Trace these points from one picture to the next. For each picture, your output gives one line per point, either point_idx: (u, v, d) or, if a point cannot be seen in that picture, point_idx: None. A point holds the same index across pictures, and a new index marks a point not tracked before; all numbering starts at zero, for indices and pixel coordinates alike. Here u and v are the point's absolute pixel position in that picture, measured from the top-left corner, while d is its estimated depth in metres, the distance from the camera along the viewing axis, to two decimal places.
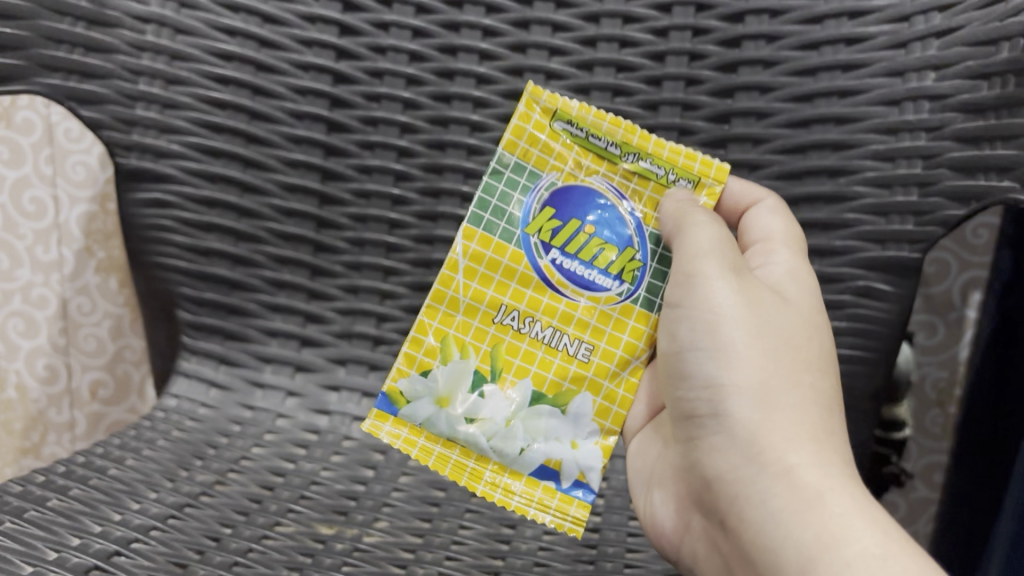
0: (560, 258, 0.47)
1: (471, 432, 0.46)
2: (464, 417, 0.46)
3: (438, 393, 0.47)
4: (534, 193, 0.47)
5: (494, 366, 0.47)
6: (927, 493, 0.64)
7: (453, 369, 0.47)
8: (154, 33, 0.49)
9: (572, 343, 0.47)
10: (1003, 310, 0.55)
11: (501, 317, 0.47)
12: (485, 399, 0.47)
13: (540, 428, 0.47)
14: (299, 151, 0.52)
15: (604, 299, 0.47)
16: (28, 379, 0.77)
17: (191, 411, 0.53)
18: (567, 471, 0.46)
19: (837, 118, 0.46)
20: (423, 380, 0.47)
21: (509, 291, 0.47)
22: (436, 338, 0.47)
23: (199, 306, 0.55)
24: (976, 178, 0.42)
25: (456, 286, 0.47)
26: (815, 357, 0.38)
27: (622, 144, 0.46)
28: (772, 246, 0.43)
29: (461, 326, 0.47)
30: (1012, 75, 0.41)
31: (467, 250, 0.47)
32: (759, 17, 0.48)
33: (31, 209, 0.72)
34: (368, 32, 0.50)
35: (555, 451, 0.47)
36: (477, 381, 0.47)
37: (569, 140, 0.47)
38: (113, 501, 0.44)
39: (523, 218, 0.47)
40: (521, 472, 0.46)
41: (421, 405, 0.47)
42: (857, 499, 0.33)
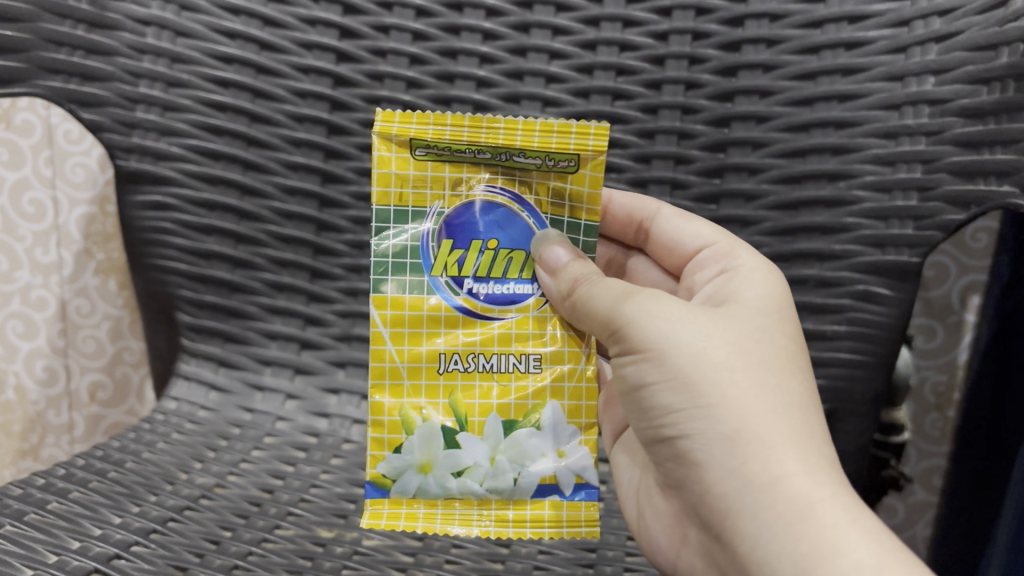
0: (476, 286, 0.43)
1: (464, 482, 0.42)
2: (451, 472, 0.42)
3: (419, 460, 0.42)
4: (427, 232, 0.43)
5: (457, 414, 0.42)
6: (925, 496, 0.66)
7: (422, 434, 0.42)
8: (154, 35, 0.49)
9: (519, 360, 0.43)
10: (1003, 314, 0.54)
11: (444, 364, 0.42)
12: (461, 447, 0.42)
13: (524, 453, 0.42)
14: (299, 153, 0.52)
15: (531, 304, 0.43)
16: (27, 382, 0.76)
17: (191, 414, 0.53)
18: (564, 479, 0.42)
19: (836, 122, 0.46)
20: (399, 454, 0.42)
21: (441, 336, 0.43)
22: (394, 412, 0.42)
23: (199, 309, 0.55)
24: (976, 183, 0.41)
25: (390, 356, 0.43)
26: (784, 352, 0.36)
27: (489, 146, 0.41)
28: (723, 248, 0.43)
29: (410, 388, 0.43)
30: (1012, 80, 0.40)
31: (387, 317, 0.42)
32: (759, 21, 0.47)
33: (31, 211, 0.72)
34: (369, 36, 0.50)
35: (547, 468, 0.42)
36: (448, 433, 0.42)
37: (436, 162, 0.42)
38: (112, 504, 0.44)
39: (425, 260, 0.43)
40: (523, 501, 0.42)
41: (408, 478, 0.42)
42: (849, 505, 0.31)
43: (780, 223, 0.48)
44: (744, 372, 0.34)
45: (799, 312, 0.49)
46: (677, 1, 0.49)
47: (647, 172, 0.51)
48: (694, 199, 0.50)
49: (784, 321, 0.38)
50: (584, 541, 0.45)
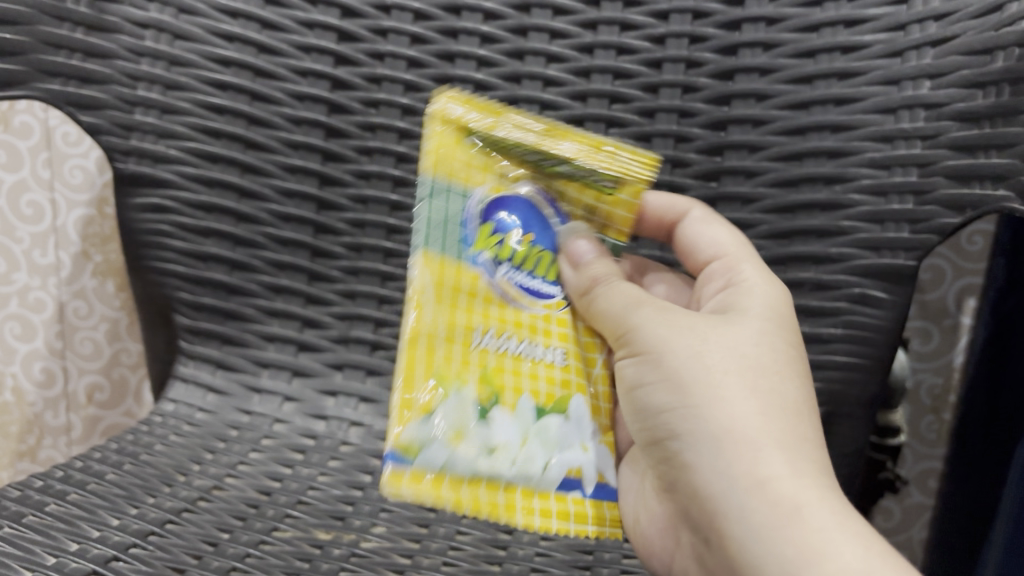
0: (511, 272, 0.43)
1: (495, 461, 0.39)
2: (483, 449, 0.39)
3: (449, 429, 0.39)
4: (469, 212, 0.42)
5: (492, 391, 0.40)
6: (921, 499, 0.68)
7: (457, 404, 0.39)
8: (153, 38, 0.50)
9: (548, 351, 0.43)
10: (999, 318, 0.54)
11: (478, 338, 0.41)
12: (494, 424, 0.40)
13: (553, 440, 0.41)
14: (297, 156, 0.52)
15: (555, 304, 0.44)
16: (25, 383, 0.76)
17: (188, 416, 0.53)
18: (588, 475, 0.42)
19: (832, 126, 0.46)
20: (427, 424, 0.38)
21: (478, 313, 0.42)
22: (429, 376, 0.39)
23: (197, 311, 0.55)
24: (972, 186, 0.41)
25: (427, 320, 0.40)
26: (781, 358, 0.36)
27: (543, 150, 0.43)
28: (733, 261, 0.42)
29: (442, 357, 0.40)
30: (1007, 84, 0.40)
31: (431, 280, 0.40)
32: (756, 25, 0.48)
33: (29, 213, 0.72)
34: (367, 38, 0.51)
35: (574, 458, 0.41)
36: (483, 408, 0.40)
37: (487, 153, 0.43)
38: (111, 506, 0.44)
39: (466, 236, 0.42)
40: (550, 491, 0.40)
41: (435, 450, 0.38)
42: (837, 508, 0.31)
43: (775, 227, 0.49)
44: (738, 375, 0.35)
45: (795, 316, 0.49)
46: (674, 5, 0.49)
47: None
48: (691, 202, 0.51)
49: (782, 330, 0.38)
50: (581, 543, 0.45)
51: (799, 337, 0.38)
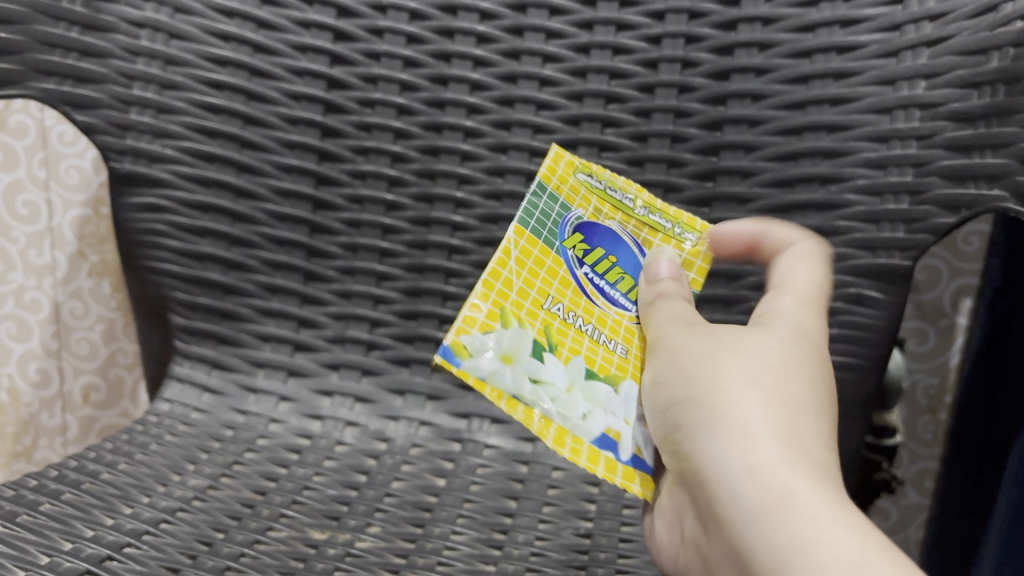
0: (592, 276, 0.45)
1: (536, 391, 0.41)
2: (527, 378, 0.41)
3: (501, 351, 0.42)
4: (566, 220, 0.45)
5: (550, 339, 0.43)
6: (917, 499, 0.67)
7: (515, 333, 0.42)
8: (148, 37, 0.50)
9: (612, 342, 0.44)
10: (995, 318, 0.54)
11: (547, 304, 0.43)
12: (545, 363, 0.42)
13: (600, 399, 0.42)
14: (293, 156, 0.52)
15: (628, 316, 0.45)
16: (21, 384, 0.76)
17: (184, 416, 0.53)
18: (626, 443, 0.41)
19: (828, 126, 0.46)
20: (483, 338, 0.41)
21: (557, 284, 0.44)
22: (494, 304, 0.42)
23: (193, 311, 0.55)
24: (967, 186, 0.41)
25: (509, 269, 0.43)
26: (795, 363, 0.36)
27: (637, 198, 0.46)
28: (785, 292, 0.40)
29: (510, 299, 0.43)
30: (1002, 84, 0.40)
31: (518, 243, 0.44)
32: (751, 25, 0.48)
33: (25, 213, 0.71)
34: (363, 38, 0.51)
35: (615, 424, 0.41)
36: (538, 346, 0.42)
37: (589, 190, 0.45)
38: (105, 505, 0.44)
39: (560, 232, 0.45)
40: (583, 439, 0.41)
41: (483, 360, 0.41)
42: (829, 499, 0.30)
43: None
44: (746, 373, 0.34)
45: None
46: (670, 5, 0.49)
47: (639, 176, 0.51)
48: (686, 203, 0.50)
49: (809, 337, 0.37)
50: (576, 543, 0.45)
51: (825, 355, 0.37)
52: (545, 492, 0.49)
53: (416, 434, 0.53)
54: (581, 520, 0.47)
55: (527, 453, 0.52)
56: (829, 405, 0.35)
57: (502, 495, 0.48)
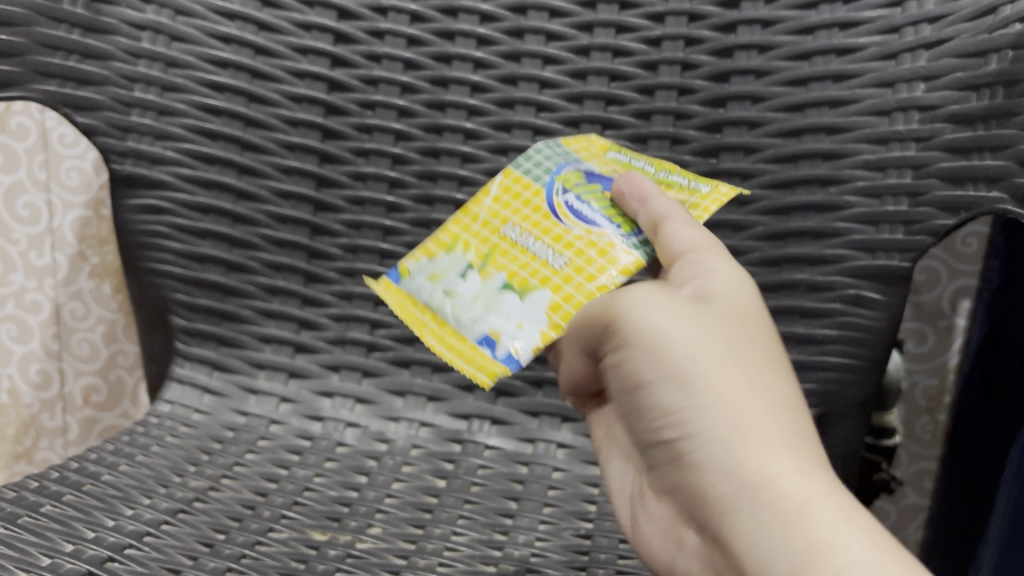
0: (574, 201, 0.45)
1: (444, 300, 0.45)
2: (444, 290, 0.46)
3: (434, 270, 0.47)
4: (573, 163, 0.47)
5: (485, 258, 0.46)
6: (916, 500, 0.67)
7: (452, 259, 0.47)
8: (150, 40, 0.50)
9: (554, 255, 0.44)
10: (994, 319, 0.55)
11: (506, 228, 0.46)
12: (466, 279, 0.45)
13: (498, 308, 0.43)
14: (294, 158, 0.52)
15: (596, 232, 0.44)
16: (21, 385, 0.77)
17: (185, 417, 0.53)
18: (504, 342, 0.42)
19: (827, 128, 0.46)
20: (428, 262, 0.48)
21: (521, 213, 0.47)
22: (450, 237, 0.49)
23: (194, 312, 0.55)
24: (966, 189, 0.41)
25: (482, 206, 0.49)
26: (779, 354, 0.34)
27: (655, 164, 0.47)
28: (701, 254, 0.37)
29: (469, 229, 0.48)
30: (1001, 87, 0.40)
31: (500, 185, 0.49)
32: (751, 28, 0.48)
33: (25, 215, 0.72)
34: (363, 40, 0.51)
35: (502, 325, 0.42)
36: (467, 267, 0.46)
37: (610, 159, 0.48)
38: (106, 507, 0.44)
39: (556, 170, 0.47)
40: (467, 337, 0.43)
41: (420, 280, 0.47)
42: (846, 506, 0.29)
43: (770, 228, 0.49)
44: (738, 366, 0.32)
45: (788, 316, 0.49)
46: (670, 8, 0.49)
47: None
48: None
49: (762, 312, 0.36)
50: (576, 544, 0.45)
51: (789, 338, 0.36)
52: (545, 493, 0.49)
53: (416, 435, 0.53)
54: (580, 521, 0.47)
55: (527, 454, 0.52)
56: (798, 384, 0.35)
57: (503, 496, 0.49)
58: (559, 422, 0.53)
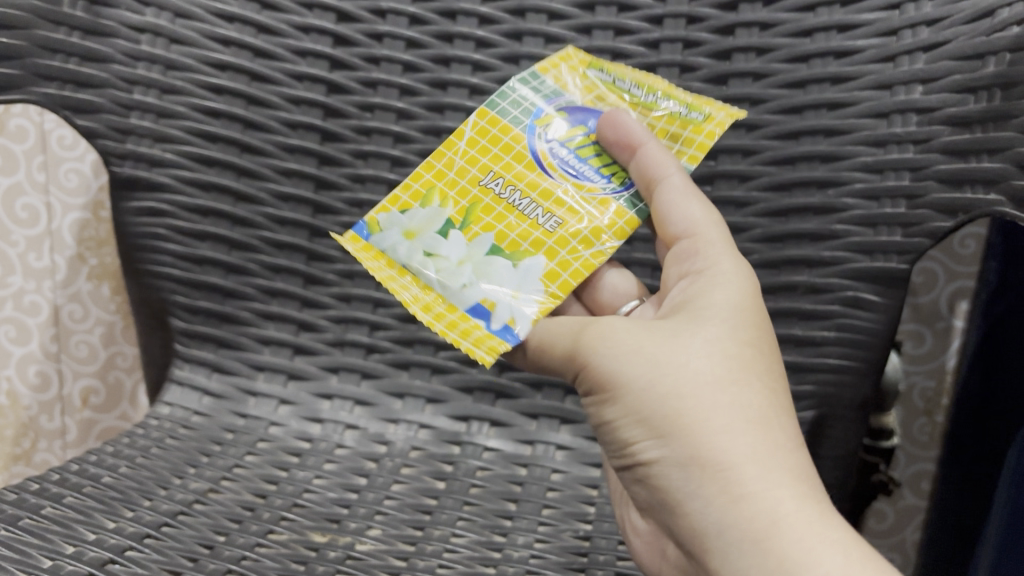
0: (558, 147, 0.45)
1: (426, 262, 0.43)
2: (424, 251, 0.43)
3: (409, 227, 0.43)
4: (553, 100, 0.46)
5: (466, 214, 0.44)
6: (914, 501, 0.67)
7: (428, 213, 0.44)
8: (149, 42, 0.50)
9: (544, 215, 0.44)
10: (991, 319, 0.55)
11: (485, 180, 0.44)
12: (446, 239, 0.43)
13: (488, 273, 0.42)
14: (293, 160, 0.52)
15: (586, 188, 0.44)
16: (20, 387, 0.76)
17: (184, 419, 0.53)
18: (500, 313, 0.41)
19: (826, 130, 0.47)
20: (400, 215, 0.44)
21: (502, 161, 0.45)
22: (424, 184, 0.44)
23: (193, 314, 0.55)
24: (964, 191, 0.41)
25: (455, 149, 0.45)
26: (750, 357, 0.34)
27: (642, 85, 0.46)
28: (698, 243, 0.39)
29: (445, 178, 0.44)
30: (999, 89, 0.40)
31: (475, 125, 0.45)
32: (749, 30, 0.48)
33: (24, 216, 0.71)
34: (362, 43, 0.51)
35: (496, 294, 0.41)
36: (446, 224, 0.43)
37: (595, 85, 0.46)
38: (107, 509, 0.44)
39: (536, 113, 0.45)
40: (456, 308, 0.42)
41: (390, 235, 0.43)
42: (816, 515, 0.29)
43: (769, 230, 0.49)
44: (702, 386, 0.32)
45: (788, 317, 0.50)
46: (668, 10, 0.49)
47: None
48: None
49: (740, 313, 0.35)
50: (575, 545, 0.46)
51: (766, 329, 0.36)
52: (544, 495, 0.49)
53: (416, 437, 0.53)
54: (580, 523, 0.47)
55: (526, 456, 0.52)
56: (779, 382, 0.34)
57: (502, 498, 0.49)
58: (558, 423, 0.53)
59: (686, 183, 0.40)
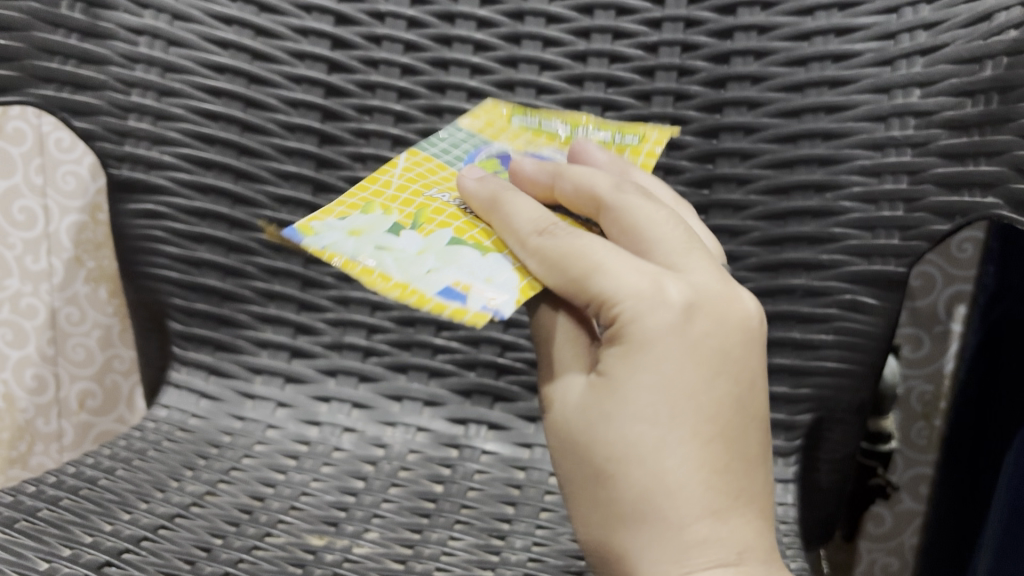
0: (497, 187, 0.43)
1: (378, 253, 0.37)
2: (374, 246, 0.38)
3: (353, 229, 0.39)
4: (483, 152, 0.46)
5: (414, 217, 0.39)
6: (912, 505, 0.67)
7: (374, 218, 0.40)
8: (147, 44, 0.50)
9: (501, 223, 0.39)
10: (988, 323, 0.55)
11: (435, 193, 0.41)
12: (398, 237, 0.38)
13: (456, 258, 0.36)
14: (291, 162, 0.52)
15: None
16: (17, 390, 0.75)
17: (181, 422, 0.53)
18: (474, 293, 0.35)
19: (823, 134, 0.47)
20: (338, 223, 0.39)
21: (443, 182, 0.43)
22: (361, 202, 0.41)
23: (190, 317, 0.55)
24: (962, 194, 0.41)
25: (390, 175, 0.43)
26: (665, 409, 0.29)
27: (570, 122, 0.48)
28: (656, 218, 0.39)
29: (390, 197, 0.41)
30: (996, 93, 0.40)
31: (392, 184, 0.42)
32: (747, 34, 0.48)
33: (21, 219, 0.71)
34: (361, 46, 0.51)
35: (467, 275, 0.35)
36: (394, 227, 0.39)
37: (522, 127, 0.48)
38: (103, 511, 0.44)
39: (467, 158, 0.45)
40: (423, 292, 0.35)
41: (331, 237, 0.38)
42: (650, 537, 0.29)
43: (766, 234, 0.49)
44: (594, 452, 0.30)
45: (786, 320, 0.49)
46: (667, 14, 0.49)
47: None
48: None
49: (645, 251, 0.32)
50: (573, 548, 0.46)
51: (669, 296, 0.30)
52: (543, 497, 0.49)
53: (414, 440, 0.53)
54: None
55: (524, 459, 0.52)
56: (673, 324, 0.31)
57: (500, 501, 0.49)
58: None
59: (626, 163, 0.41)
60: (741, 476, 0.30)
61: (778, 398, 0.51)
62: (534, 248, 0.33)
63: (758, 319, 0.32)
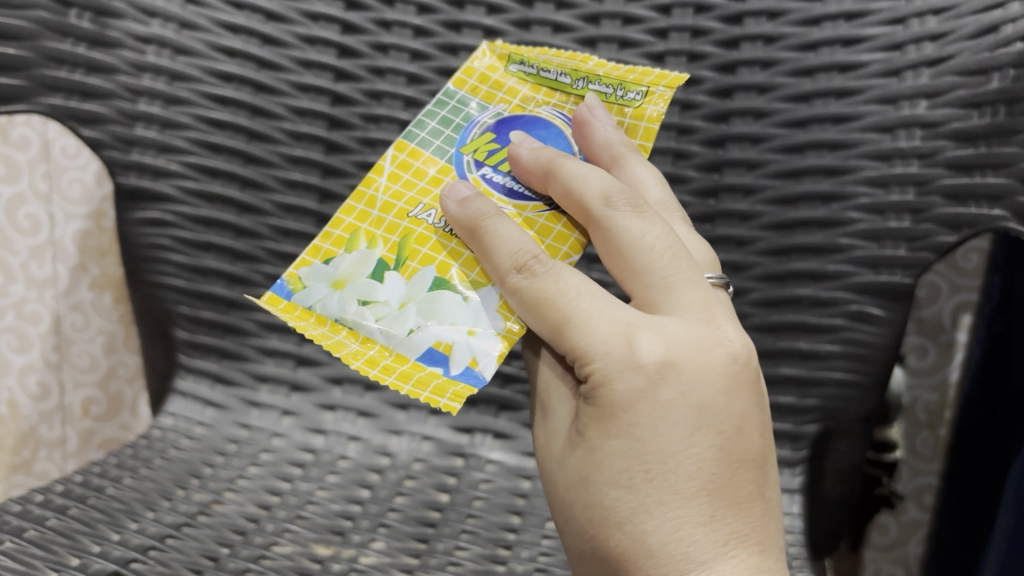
0: (491, 174, 0.43)
1: (362, 311, 0.40)
2: (358, 299, 0.40)
3: (337, 276, 0.41)
4: (477, 121, 0.44)
5: (399, 254, 0.41)
6: (917, 515, 0.65)
7: (357, 256, 0.41)
8: (154, 53, 0.50)
9: None
10: (992, 333, 0.56)
11: (416, 212, 0.42)
12: (383, 282, 0.40)
13: (437, 312, 0.39)
14: (297, 171, 0.52)
15: (531, 208, 0.41)
16: (21, 397, 0.74)
17: (187, 430, 0.53)
18: (459, 357, 0.38)
19: (830, 144, 0.47)
20: (324, 266, 0.41)
21: (431, 193, 0.43)
22: (346, 230, 0.42)
23: (196, 325, 0.55)
24: (968, 206, 0.42)
25: (376, 186, 0.43)
26: (639, 470, 0.31)
27: (571, 72, 0.44)
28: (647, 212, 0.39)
29: (372, 220, 0.42)
30: (1003, 105, 0.41)
31: (374, 201, 0.42)
32: (754, 44, 0.48)
33: (26, 225, 0.72)
34: (367, 55, 0.51)
35: (448, 337, 0.39)
36: (379, 266, 0.41)
37: (522, 78, 0.45)
38: (110, 521, 0.44)
39: (460, 139, 0.44)
40: (407, 357, 0.38)
41: (317, 290, 0.41)
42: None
43: (773, 243, 0.49)
44: (579, 511, 0.32)
45: (792, 331, 0.49)
46: (673, 23, 0.49)
47: None
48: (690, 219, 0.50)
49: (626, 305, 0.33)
50: None
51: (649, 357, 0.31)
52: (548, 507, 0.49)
53: (419, 448, 0.52)
54: None
55: (530, 468, 0.52)
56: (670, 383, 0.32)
57: (506, 511, 0.49)
58: None
59: (630, 148, 0.41)
60: (733, 520, 0.31)
61: (783, 408, 0.50)
62: (517, 289, 0.34)
63: (744, 355, 0.33)
